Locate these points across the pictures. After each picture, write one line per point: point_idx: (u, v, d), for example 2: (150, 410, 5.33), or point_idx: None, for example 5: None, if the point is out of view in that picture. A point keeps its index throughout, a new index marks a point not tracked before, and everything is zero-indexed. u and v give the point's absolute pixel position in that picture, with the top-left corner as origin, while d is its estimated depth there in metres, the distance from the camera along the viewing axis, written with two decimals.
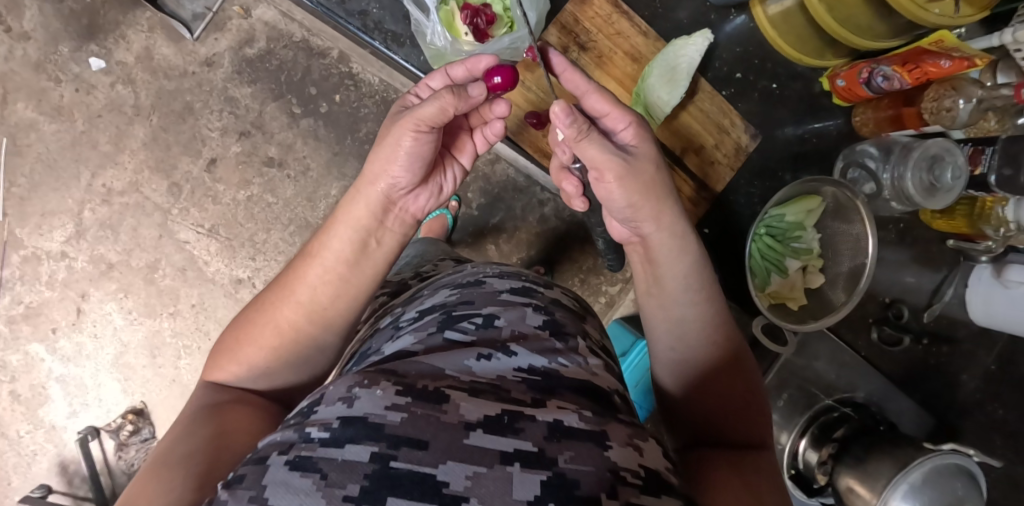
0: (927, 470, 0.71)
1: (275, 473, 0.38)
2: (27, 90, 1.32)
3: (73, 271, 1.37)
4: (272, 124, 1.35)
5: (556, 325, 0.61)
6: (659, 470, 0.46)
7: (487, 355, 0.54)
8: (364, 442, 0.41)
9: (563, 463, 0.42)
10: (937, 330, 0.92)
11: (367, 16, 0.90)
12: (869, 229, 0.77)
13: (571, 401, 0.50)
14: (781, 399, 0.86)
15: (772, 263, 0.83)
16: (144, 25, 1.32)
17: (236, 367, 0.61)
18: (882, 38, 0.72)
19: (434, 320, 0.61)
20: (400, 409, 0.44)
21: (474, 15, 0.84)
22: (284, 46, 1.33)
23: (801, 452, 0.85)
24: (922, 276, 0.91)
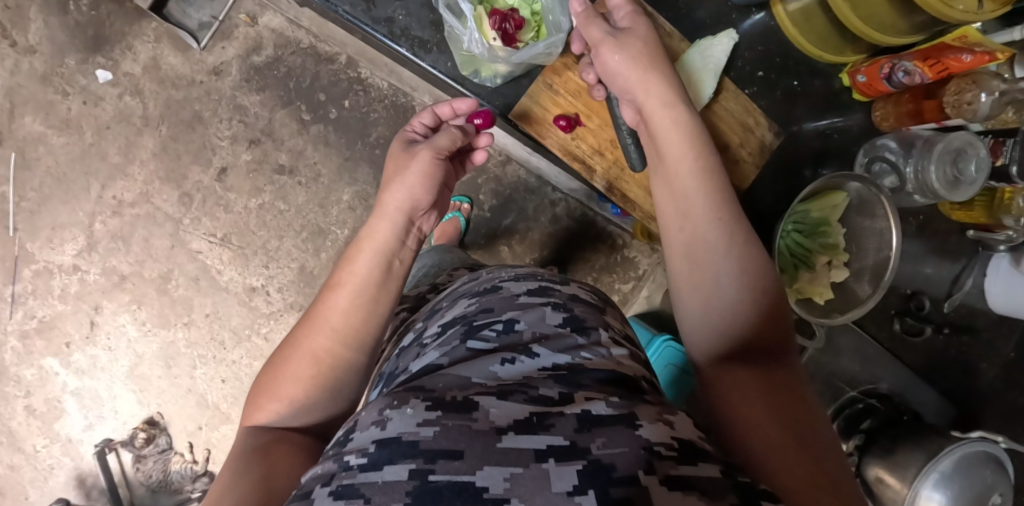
0: (957, 458, 0.72)
1: (321, 504, 0.39)
2: (34, 103, 1.31)
3: (86, 284, 1.37)
4: (282, 132, 1.35)
5: (576, 320, 0.62)
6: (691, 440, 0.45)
7: (512, 359, 0.55)
8: (400, 461, 0.41)
9: (596, 450, 0.42)
10: (957, 320, 0.93)
11: (394, 23, 0.90)
12: (893, 224, 0.74)
13: (598, 390, 0.50)
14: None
15: (801, 258, 0.82)
16: (151, 35, 1.32)
17: (277, 405, 0.57)
18: (904, 35, 0.70)
19: (456, 333, 0.61)
20: (432, 424, 0.44)
21: (502, 21, 0.84)
22: (292, 52, 1.33)
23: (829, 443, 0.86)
24: (942, 267, 0.92)
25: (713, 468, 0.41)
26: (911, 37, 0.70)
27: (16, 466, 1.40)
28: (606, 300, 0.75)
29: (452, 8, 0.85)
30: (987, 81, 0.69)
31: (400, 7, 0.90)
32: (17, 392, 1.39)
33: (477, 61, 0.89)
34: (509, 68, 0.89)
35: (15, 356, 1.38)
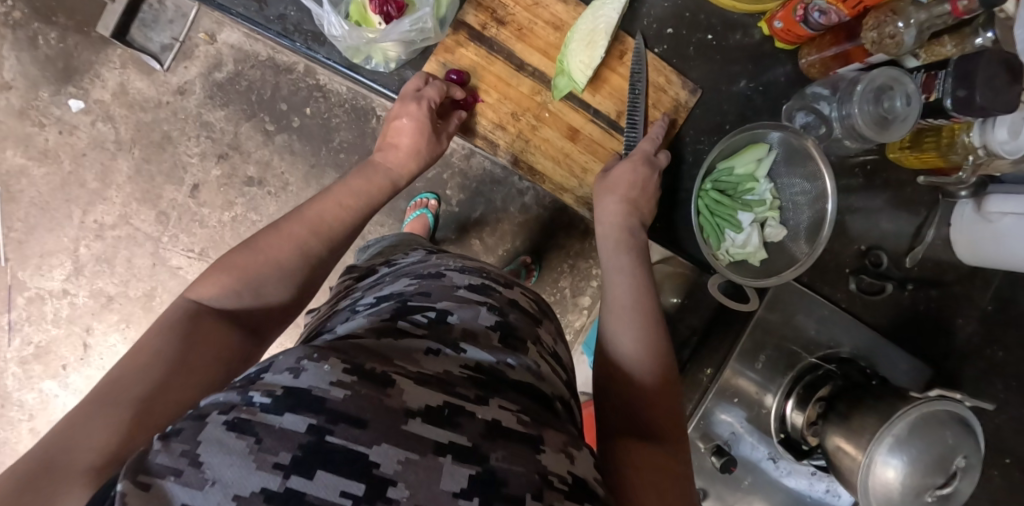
0: (912, 419, 0.68)
1: (211, 431, 0.36)
2: (14, 137, 1.37)
3: (76, 307, 1.42)
4: (248, 144, 1.37)
5: (507, 328, 0.60)
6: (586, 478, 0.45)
7: (437, 351, 0.52)
8: (301, 412, 0.38)
9: (495, 461, 0.41)
10: (923, 275, 0.90)
11: (286, 19, 0.93)
12: (824, 165, 0.75)
13: (513, 402, 0.49)
14: (761, 360, 0.84)
15: (723, 219, 0.80)
16: (117, 62, 1.36)
17: (225, 287, 0.57)
18: None
19: (387, 308, 0.59)
20: (346, 385, 0.40)
21: (382, 3, 0.83)
22: (251, 66, 1.36)
23: (788, 414, 0.82)
24: (900, 220, 0.90)
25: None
26: None
27: None
28: (545, 312, 0.72)
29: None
30: (904, 8, 0.66)
31: (291, 4, 0.93)
32: (21, 415, 1.44)
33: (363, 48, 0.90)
34: (398, 51, 0.90)
35: (16, 381, 1.43)
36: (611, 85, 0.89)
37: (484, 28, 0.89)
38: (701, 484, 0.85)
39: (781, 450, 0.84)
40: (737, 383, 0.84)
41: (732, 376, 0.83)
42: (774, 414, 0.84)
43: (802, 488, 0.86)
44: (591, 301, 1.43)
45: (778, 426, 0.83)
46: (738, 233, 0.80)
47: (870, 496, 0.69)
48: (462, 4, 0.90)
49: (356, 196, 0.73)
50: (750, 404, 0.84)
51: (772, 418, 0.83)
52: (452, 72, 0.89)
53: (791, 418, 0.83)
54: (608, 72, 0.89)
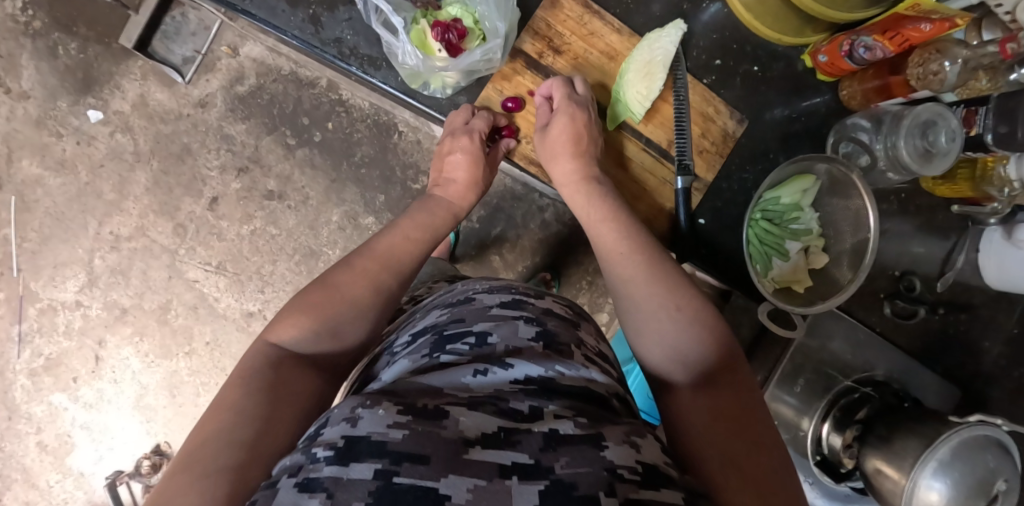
0: (954, 444, 0.69)
1: (283, 497, 0.36)
2: (31, 147, 1.37)
3: (88, 319, 1.40)
4: (268, 158, 1.36)
5: (550, 336, 0.58)
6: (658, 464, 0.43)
7: (484, 370, 0.51)
8: (367, 459, 0.38)
9: (559, 469, 0.39)
10: (952, 299, 0.92)
11: (342, 43, 0.92)
12: (870, 202, 0.76)
13: (570, 409, 0.48)
14: (799, 385, 0.86)
15: (771, 247, 0.81)
16: (137, 73, 1.36)
17: (305, 327, 0.58)
18: (858, 10, 0.69)
19: (427, 343, 0.59)
20: (403, 425, 0.41)
21: (445, 32, 0.84)
22: (274, 80, 1.35)
23: (825, 436, 0.84)
24: (932, 244, 0.92)
25: (673, 495, 0.39)
26: (867, 11, 0.69)
27: (32, 502, 1.42)
28: (581, 315, 0.70)
29: (387, 24, 0.86)
30: (949, 47, 0.70)
31: (348, 27, 0.92)
32: (28, 428, 1.41)
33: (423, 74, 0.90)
34: (457, 78, 0.90)
35: (24, 393, 1.41)
36: (663, 114, 0.88)
37: (542, 56, 0.90)
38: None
39: (815, 472, 0.85)
40: (775, 407, 0.85)
41: (770, 400, 0.85)
42: (810, 436, 0.85)
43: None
44: (611, 318, 1.44)
45: (814, 448, 0.85)
46: (784, 260, 0.82)
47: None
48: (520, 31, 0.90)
49: (420, 229, 0.78)
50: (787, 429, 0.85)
51: (809, 440, 0.84)
52: (509, 100, 0.90)
53: (827, 440, 0.84)
54: (660, 102, 0.88)
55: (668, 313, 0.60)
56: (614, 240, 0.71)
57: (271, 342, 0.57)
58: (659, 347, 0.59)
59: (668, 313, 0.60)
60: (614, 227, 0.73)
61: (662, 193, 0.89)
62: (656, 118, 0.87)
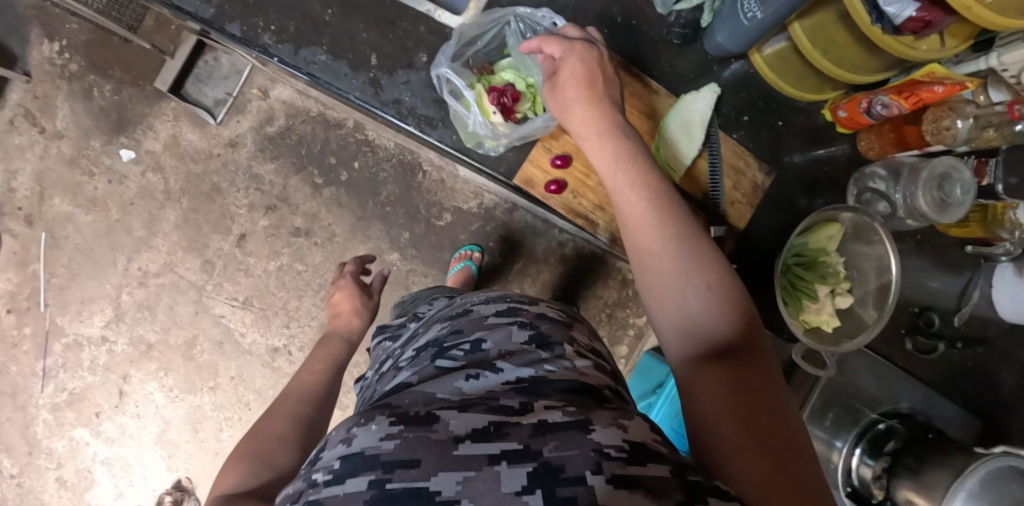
0: (982, 475, 0.72)
1: None
2: (63, 185, 1.40)
3: (114, 355, 1.42)
4: (296, 196, 1.41)
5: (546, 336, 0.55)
6: (649, 443, 0.38)
7: (479, 372, 0.49)
8: (362, 471, 0.35)
9: (548, 453, 0.36)
10: (969, 334, 0.96)
11: (401, 104, 0.88)
12: (892, 249, 0.78)
13: (561, 402, 0.44)
14: (830, 418, 0.89)
15: (800, 290, 0.82)
16: (170, 114, 1.41)
17: (243, 471, 0.58)
18: (873, 72, 0.72)
19: (427, 355, 0.56)
20: (436, 428, 0.38)
21: (501, 95, 0.84)
22: (302, 121, 1.40)
23: (854, 467, 0.87)
24: (946, 280, 0.96)
25: (663, 469, 0.35)
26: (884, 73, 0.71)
27: None
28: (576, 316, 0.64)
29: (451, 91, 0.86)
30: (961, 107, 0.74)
31: (406, 89, 0.88)
32: (49, 464, 1.42)
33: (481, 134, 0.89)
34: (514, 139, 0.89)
35: (46, 428, 1.42)
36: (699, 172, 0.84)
37: None
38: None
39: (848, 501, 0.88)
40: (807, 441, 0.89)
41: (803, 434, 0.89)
42: (841, 467, 0.88)
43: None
44: (629, 349, 1.47)
45: (845, 480, 0.88)
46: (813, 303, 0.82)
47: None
48: None
49: (318, 372, 0.82)
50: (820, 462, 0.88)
51: (840, 472, 0.87)
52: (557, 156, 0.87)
53: (857, 471, 0.87)
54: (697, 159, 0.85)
55: (682, 268, 0.52)
56: (641, 207, 0.57)
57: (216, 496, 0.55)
58: (672, 320, 0.51)
59: (687, 274, 0.51)
60: (643, 190, 0.58)
61: None
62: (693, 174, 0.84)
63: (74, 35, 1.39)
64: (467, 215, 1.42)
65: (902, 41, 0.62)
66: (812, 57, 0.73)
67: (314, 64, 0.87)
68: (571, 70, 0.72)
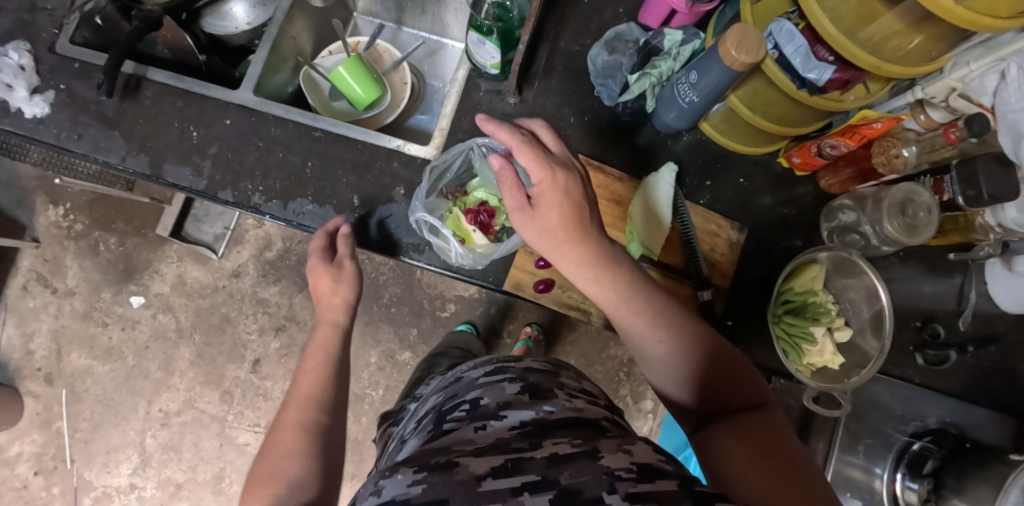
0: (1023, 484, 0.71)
1: None
2: (79, 340, 1.45)
3: (145, 500, 1.42)
4: (303, 313, 1.45)
5: (536, 385, 0.52)
6: (655, 464, 0.38)
7: (485, 424, 0.47)
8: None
9: (564, 480, 0.35)
10: (978, 333, 0.92)
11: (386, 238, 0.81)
12: (878, 278, 0.77)
13: (568, 436, 0.43)
14: (861, 450, 0.92)
15: (797, 336, 0.80)
16: (173, 255, 1.47)
17: None
18: (809, 119, 0.74)
19: (427, 422, 0.53)
20: (486, 473, 0.37)
21: (476, 216, 0.81)
22: (299, 241, 1.46)
23: (901, 493, 0.88)
24: (940, 284, 0.94)
25: (671, 484, 0.35)
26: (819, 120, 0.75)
27: None
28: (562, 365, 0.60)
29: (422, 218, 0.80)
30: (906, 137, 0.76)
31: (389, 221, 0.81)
32: None
33: None
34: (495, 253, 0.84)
35: None
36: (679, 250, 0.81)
37: None
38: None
39: None
40: (847, 472, 0.92)
41: (840, 466, 0.91)
42: (886, 491, 0.90)
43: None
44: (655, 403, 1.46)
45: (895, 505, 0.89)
46: (813, 346, 0.80)
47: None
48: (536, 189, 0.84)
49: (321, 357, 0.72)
50: (862, 487, 0.91)
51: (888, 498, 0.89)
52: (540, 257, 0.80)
53: (905, 496, 0.88)
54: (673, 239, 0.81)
55: (642, 320, 0.60)
56: (608, 299, 0.61)
57: None
58: (664, 377, 0.59)
59: (659, 331, 0.59)
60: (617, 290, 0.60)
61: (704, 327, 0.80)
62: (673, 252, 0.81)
63: (75, 199, 1.47)
64: (470, 301, 1.44)
65: (830, 97, 0.65)
66: (750, 118, 0.76)
67: (302, 214, 0.81)
68: (553, 208, 0.61)
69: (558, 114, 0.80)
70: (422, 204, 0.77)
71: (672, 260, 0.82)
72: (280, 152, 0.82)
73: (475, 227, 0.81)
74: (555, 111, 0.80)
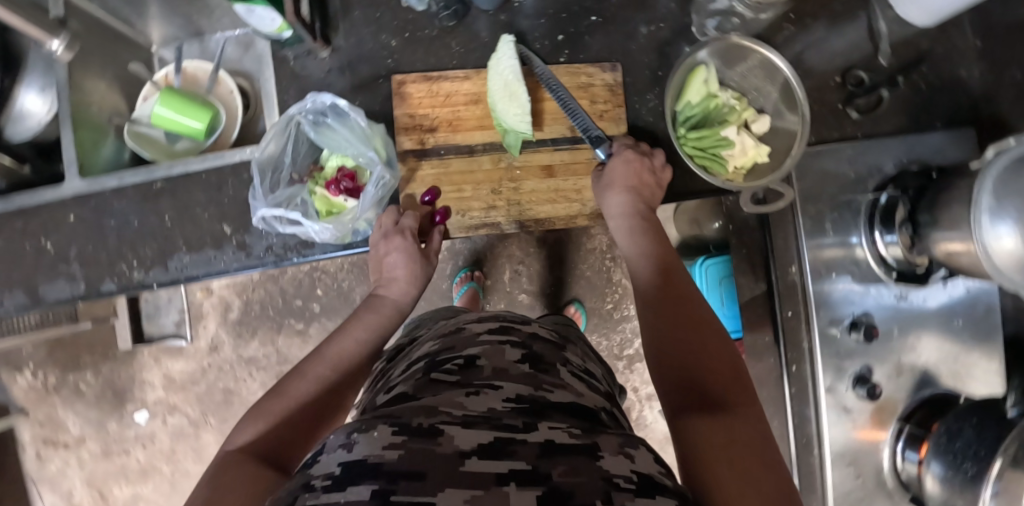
0: (992, 185, 0.63)
1: None
2: (113, 475, 1.42)
3: None
4: (293, 350, 1.39)
5: (533, 410, 0.42)
6: (35, 27, 0.68)
7: (478, 390, 0.44)
8: (364, 479, 0.32)
9: (557, 477, 0.34)
10: (904, 63, 0.89)
11: (247, 246, 0.71)
12: (772, 54, 0.71)
13: (35, 28, 0.68)
14: (828, 224, 0.80)
15: (711, 149, 0.73)
16: (150, 360, 1.41)
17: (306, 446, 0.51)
18: None
19: (416, 372, 0.50)
20: (398, 444, 0.34)
21: (338, 183, 0.67)
22: (255, 289, 1.39)
23: (886, 252, 0.78)
24: (847, 37, 0.89)
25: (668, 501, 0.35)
26: None
27: None
28: (565, 339, 0.63)
29: (276, 198, 0.65)
30: None
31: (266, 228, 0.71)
32: None
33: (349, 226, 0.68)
34: (376, 210, 0.68)
35: None
36: (553, 112, 0.70)
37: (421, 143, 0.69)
38: (856, 366, 0.78)
39: (904, 288, 0.79)
40: (824, 256, 0.79)
41: (815, 252, 0.79)
42: (871, 257, 0.79)
43: (946, 303, 0.80)
44: None
45: (885, 267, 0.79)
46: (733, 149, 0.73)
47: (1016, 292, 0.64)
48: (391, 133, 0.70)
49: (361, 336, 0.62)
50: (848, 266, 0.79)
51: (873, 261, 0.79)
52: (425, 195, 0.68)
53: (892, 254, 0.78)
54: (541, 102, 0.70)
55: (700, 344, 0.53)
56: (726, 354, 0.52)
57: (229, 455, 0.48)
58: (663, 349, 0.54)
59: (700, 341, 0.53)
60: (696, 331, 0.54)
61: None
62: (546, 120, 0.70)
63: (30, 352, 1.40)
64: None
65: None
66: None
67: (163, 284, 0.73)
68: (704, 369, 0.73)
69: (377, 43, 0.71)
70: (262, 189, 0.65)
71: (559, 131, 0.71)
72: (114, 220, 0.74)
73: (341, 196, 0.67)
74: (373, 41, 0.71)
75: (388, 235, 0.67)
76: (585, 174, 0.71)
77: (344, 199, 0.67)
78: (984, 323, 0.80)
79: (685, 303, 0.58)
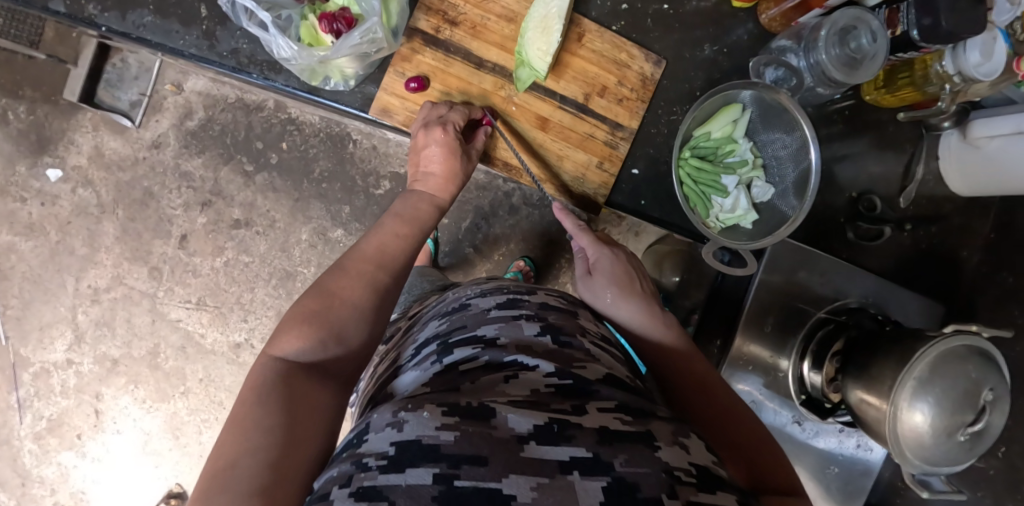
0: (932, 359, 0.65)
1: None
2: None
3: (82, 377, 1.17)
4: (230, 188, 1.17)
5: (573, 387, 0.40)
6: None
7: (516, 371, 0.41)
8: (422, 462, 0.32)
9: (620, 467, 0.33)
10: (919, 213, 0.88)
11: (216, 43, 0.68)
12: (807, 128, 0.67)
13: None
14: (768, 324, 0.84)
15: (706, 187, 0.71)
16: (34, 112, 1.12)
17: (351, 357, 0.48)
18: None
19: (430, 356, 0.45)
20: (451, 425, 0.34)
21: (331, 19, 0.63)
22: (222, 109, 1.16)
23: (806, 375, 0.82)
24: (887, 161, 0.86)
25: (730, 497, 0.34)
26: None
27: None
28: (575, 303, 0.56)
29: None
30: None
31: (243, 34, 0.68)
32: None
33: (321, 67, 0.67)
34: (354, 65, 0.67)
35: None
36: (573, 71, 0.71)
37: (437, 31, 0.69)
38: None
39: (800, 414, 0.85)
40: (747, 349, 0.84)
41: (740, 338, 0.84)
42: (791, 376, 0.84)
43: (831, 449, 0.87)
44: None
45: (798, 388, 0.84)
46: (724, 198, 0.71)
47: (906, 466, 0.66)
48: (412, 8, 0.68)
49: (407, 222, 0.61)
50: (762, 369, 0.85)
51: (790, 380, 0.84)
52: (411, 81, 0.69)
53: (810, 379, 0.83)
54: (567, 56, 0.71)
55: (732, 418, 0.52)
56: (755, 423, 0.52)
57: (271, 359, 0.44)
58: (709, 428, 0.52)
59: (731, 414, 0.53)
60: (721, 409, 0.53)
61: (593, 174, 0.73)
62: (563, 74, 0.71)
63: None
64: (352, 135, 1.17)
65: None
66: None
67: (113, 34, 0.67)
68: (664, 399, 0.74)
69: None
70: None
71: (569, 92, 0.71)
72: None
73: (326, 33, 0.64)
74: None
75: (430, 125, 0.67)
76: (570, 143, 0.72)
77: (328, 36, 0.64)
78: (853, 482, 0.87)
79: (700, 380, 0.55)
